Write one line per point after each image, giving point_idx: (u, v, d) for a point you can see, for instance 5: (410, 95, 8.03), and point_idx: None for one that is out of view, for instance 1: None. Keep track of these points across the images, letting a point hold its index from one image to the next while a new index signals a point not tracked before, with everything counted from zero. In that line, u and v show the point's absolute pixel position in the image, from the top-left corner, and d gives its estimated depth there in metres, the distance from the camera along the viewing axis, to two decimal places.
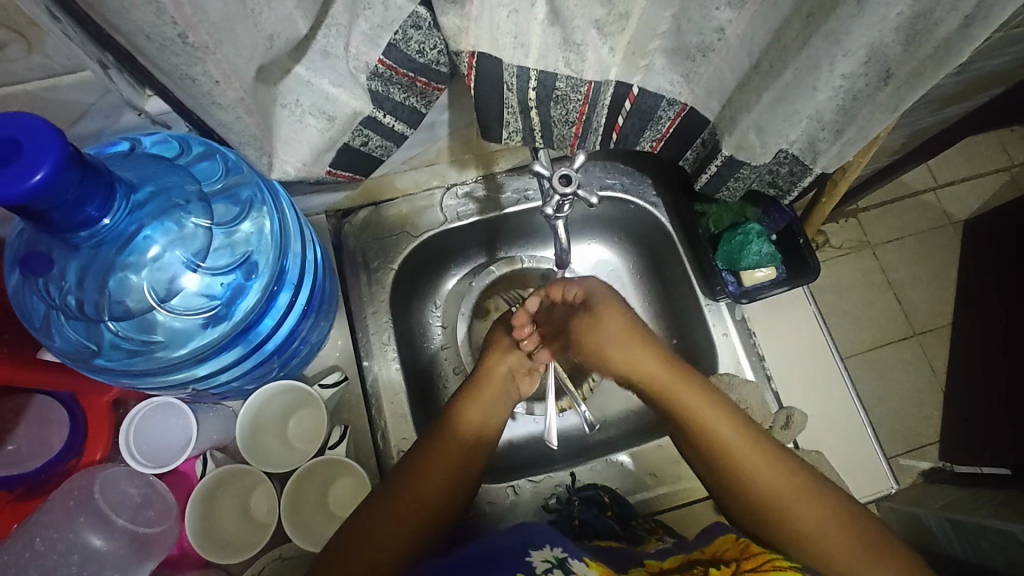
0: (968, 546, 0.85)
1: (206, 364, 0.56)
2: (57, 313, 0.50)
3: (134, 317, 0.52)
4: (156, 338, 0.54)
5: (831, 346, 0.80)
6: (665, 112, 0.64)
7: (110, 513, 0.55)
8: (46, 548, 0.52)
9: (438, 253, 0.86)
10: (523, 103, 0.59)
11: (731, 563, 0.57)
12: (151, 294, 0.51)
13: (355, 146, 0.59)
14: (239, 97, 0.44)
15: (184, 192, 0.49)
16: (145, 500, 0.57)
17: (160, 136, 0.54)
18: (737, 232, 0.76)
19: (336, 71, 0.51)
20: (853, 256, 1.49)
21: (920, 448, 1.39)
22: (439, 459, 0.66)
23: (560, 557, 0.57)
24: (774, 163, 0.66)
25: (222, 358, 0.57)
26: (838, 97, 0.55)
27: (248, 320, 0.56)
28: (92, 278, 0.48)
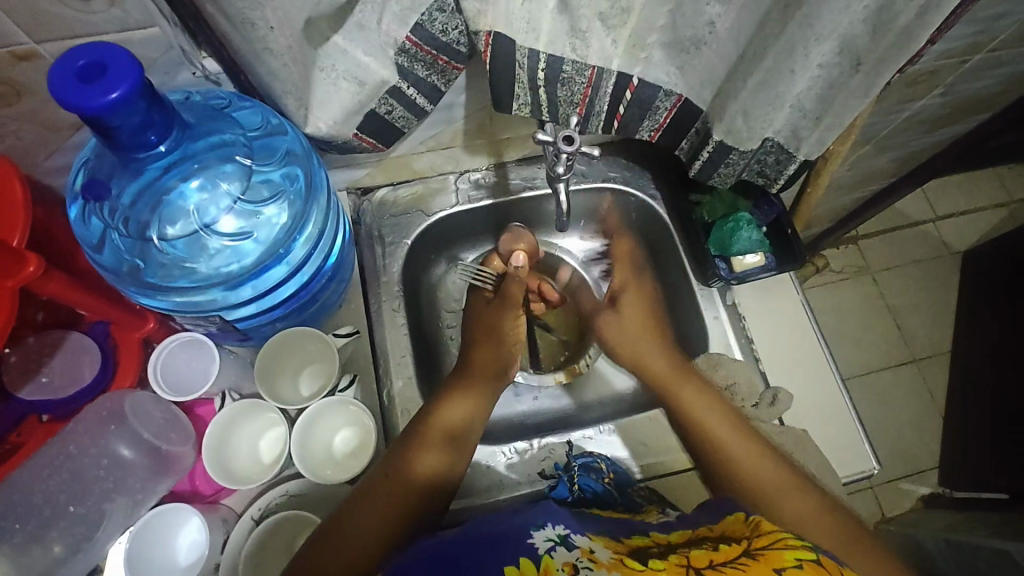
0: None
1: (235, 294, 0.64)
2: (113, 232, 0.59)
3: (173, 242, 0.61)
4: (189, 264, 0.62)
5: (817, 333, 0.83)
6: (663, 103, 0.71)
7: (138, 429, 0.63)
8: (78, 452, 0.62)
9: (448, 235, 0.92)
10: (533, 83, 0.66)
11: (744, 541, 0.54)
12: (192, 219, 0.61)
13: (381, 114, 0.65)
14: (286, 46, 0.51)
15: (230, 147, 0.61)
16: (169, 422, 0.65)
17: (211, 94, 0.61)
18: (728, 220, 0.82)
19: (370, 42, 0.58)
20: (854, 281, 1.52)
21: (920, 472, 1.39)
22: (387, 485, 0.65)
23: (563, 534, 0.55)
24: (761, 152, 0.72)
25: (249, 288, 0.64)
26: (815, 84, 0.61)
27: (271, 254, 0.64)
28: (145, 199, 0.59)
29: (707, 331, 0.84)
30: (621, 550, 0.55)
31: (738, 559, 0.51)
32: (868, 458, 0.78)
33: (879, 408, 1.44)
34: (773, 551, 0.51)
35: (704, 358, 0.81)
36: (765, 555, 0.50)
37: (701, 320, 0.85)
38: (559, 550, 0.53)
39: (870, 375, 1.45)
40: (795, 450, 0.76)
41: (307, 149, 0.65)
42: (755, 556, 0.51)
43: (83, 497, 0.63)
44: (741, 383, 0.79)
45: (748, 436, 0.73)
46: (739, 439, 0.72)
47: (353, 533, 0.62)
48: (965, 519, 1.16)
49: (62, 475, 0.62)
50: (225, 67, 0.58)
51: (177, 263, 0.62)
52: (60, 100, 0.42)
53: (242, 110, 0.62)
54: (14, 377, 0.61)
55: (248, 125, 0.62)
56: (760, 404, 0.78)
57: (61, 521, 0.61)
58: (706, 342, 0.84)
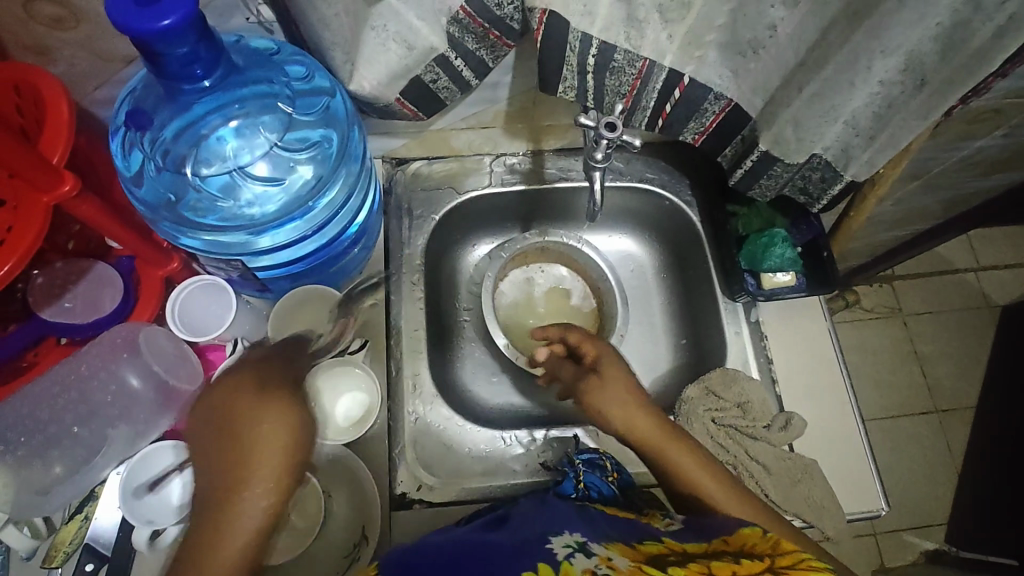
0: None
1: (261, 241, 0.65)
2: (150, 164, 0.60)
3: (206, 182, 0.62)
4: (219, 205, 0.63)
5: (839, 362, 0.81)
6: (712, 106, 0.69)
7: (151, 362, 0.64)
8: (88, 374, 0.64)
9: (477, 216, 0.91)
10: (581, 67, 0.64)
11: (765, 559, 0.52)
12: (227, 162, 0.62)
13: (425, 82, 0.65)
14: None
15: (275, 98, 0.61)
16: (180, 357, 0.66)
17: (264, 41, 0.63)
18: (762, 235, 0.79)
19: (424, 7, 0.57)
20: (884, 321, 1.47)
21: (928, 526, 1.33)
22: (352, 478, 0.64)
23: (580, 541, 0.54)
24: (807, 167, 0.70)
25: (274, 237, 0.65)
26: (873, 101, 0.59)
27: (298, 209, 0.64)
28: (185, 136, 0.60)
29: (726, 346, 0.82)
30: (639, 560, 0.53)
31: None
32: (877, 498, 0.75)
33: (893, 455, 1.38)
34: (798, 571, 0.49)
35: (720, 371, 0.78)
36: None
37: (722, 334, 0.83)
38: (578, 557, 0.51)
39: (892, 421, 1.39)
40: (802, 479, 0.73)
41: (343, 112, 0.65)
42: (781, 574, 0.49)
43: (89, 420, 0.64)
44: (754, 403, 0.76)
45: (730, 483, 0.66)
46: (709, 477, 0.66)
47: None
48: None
49: (70, 394, 0.63)
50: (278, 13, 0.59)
51: (207, 203, 0.63)
52: (116, 20, 0.42)
53: (292, 63, 0.62)
54: (39, 299, 0.62)
55: (295, 78, 0.62)
56: (772, 426, 0.76)
57: (65, 440, 0.63)
58: (723, 356, 0.82)
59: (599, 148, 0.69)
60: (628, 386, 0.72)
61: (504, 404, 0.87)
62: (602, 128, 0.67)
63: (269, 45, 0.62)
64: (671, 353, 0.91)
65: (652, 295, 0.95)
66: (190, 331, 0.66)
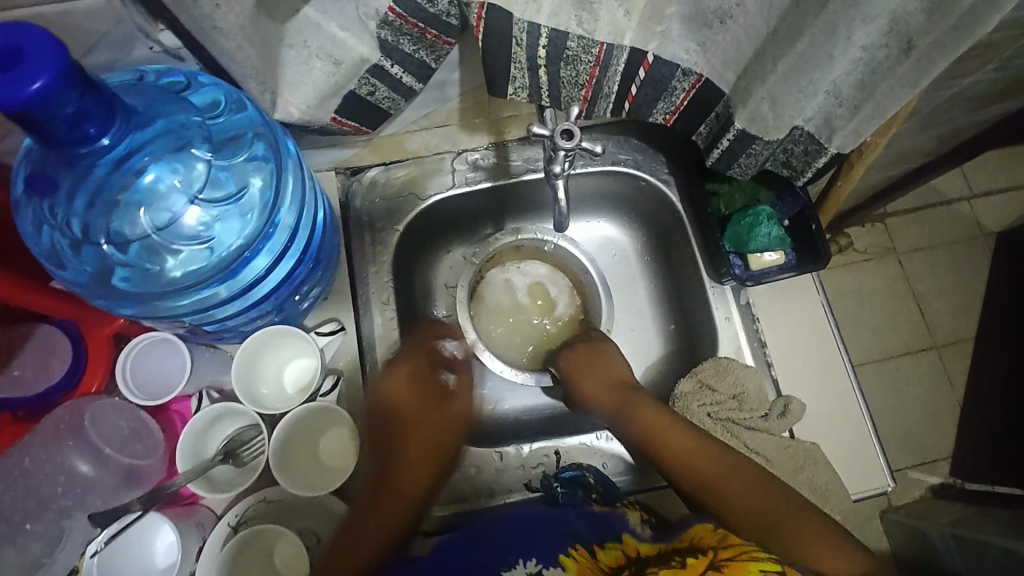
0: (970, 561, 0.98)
1: (227, 285, 0.59)
2: (61, 235, 0.54)
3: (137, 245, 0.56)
4: (160, 264, 0.57)
5: (835, 337, 0.77)
6: (680, 84, 0.63)
7: (101, 444, 0.60)
8: (35, 467, 0.58)
9: (444, 219, 0.86)
10: (531, 61, 0.58)
11: (709, 552, 0.59)
12: (149, 219, 0.56)
13: (362, 96, 0.59)
14: (238, 25, 0.45)
15: (187, 132, 0.55)
16: (134, 433, 0.61)
17: (170, 70, 0.56)
18: (747, 214, 0.75)
19: (346, 15, 0.51)
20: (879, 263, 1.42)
21: (932, 462, 1.31)
22: (405, 465, 0.70)
23: (534, 572, 0.59)
24: (789, 140, 0.64)
25: (240, 278, 0.60)
26: (856, 69, 0.53)
27: (242, 256, 0.59)
28: (99, 201, 0.53)
29: (717, 333, 0.79)
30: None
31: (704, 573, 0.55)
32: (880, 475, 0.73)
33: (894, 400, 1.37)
34: (740, 561, 0.56)
35: (712, 362, 0.75)
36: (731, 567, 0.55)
37: (711, 321, 0.80)
38: None
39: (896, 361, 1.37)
40: (805, 466, 0.71)
41: (276, 135, 0.59)
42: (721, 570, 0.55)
43: (40, 514, 0.58)
44: (750, 393, 0.73)
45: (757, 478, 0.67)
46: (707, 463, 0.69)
47: None
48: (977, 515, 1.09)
49: (18, 490, 0.58)
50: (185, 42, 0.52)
51: (152, 260, 0.57)
52: None
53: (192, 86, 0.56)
54: None
55: (210, 110, 0.57)
56: (770, 414, 0.73)
57: None
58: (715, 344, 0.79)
59: (556, 160, 0.62)
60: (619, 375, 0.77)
61: (495, 413, 0.83)
62: (558, 136, 0.60)
63: (156, 74, 0.55)
64: (661, 340, 0.88)
65: (637, 281, 0.90)
66: (144, 393, 0.61)
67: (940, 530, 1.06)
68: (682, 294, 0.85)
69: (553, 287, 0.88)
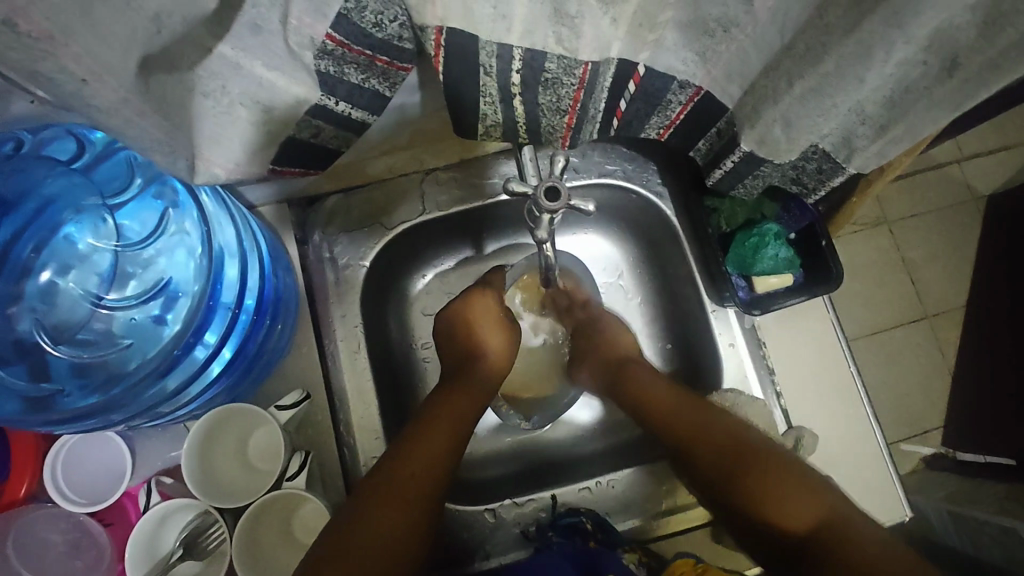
0: (965, 538, 0.90)
1: (174, 376, 0.56)
2: None
3: (77, 333, 0.54)
4: (111, 339, 0.55)
5: (848, 359, 0.71)
6: (675, 97, 0.53)
7: (32, 563, 0.54)
8: None
9: (416, 245, 0.77)
10: (504, 93, 0.49)
11: None
12: (60, 323, 0.53)
13: (304, 138, 0.49)
14: (120, 95, 0.36)
15: (77, 198, 0.53)
16: (73, 547, 0.54)
17: (52, 134, 0.51)
18: (752, 233, 0.68)
19: (271, 51, 0.40)
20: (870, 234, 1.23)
21: (924, 433, 1.19)
22: (415, 452, 0.61)
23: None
24: (800, 159, 0.56)
25: (180, 370, 0.56)
26: (886, 87, 0.45)
27: (185, 337, 0.56)
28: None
29: (721, 361, 0.73)
30: None
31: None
32: (897, 503, 0.68)
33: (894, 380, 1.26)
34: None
35: (716, 398, 0.70)
36: None
37: (714, 346, 0.73)
38: None
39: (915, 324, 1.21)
40: None
41: (186, 194, 0.56)
42: None
43: None
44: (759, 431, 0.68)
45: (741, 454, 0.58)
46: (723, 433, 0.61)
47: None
48: (972, 487, 1.01)
49: None
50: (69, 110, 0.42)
51: (86, 362, 0.54)
52: None
53: (53, 141, 0.52)
54: None
55: (107, 184, 0.54)
56: None
57: None
58: (719, 371, 0.73)
59: (541, 224, 0.54)
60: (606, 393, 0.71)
61: (485, 455, 0.77)
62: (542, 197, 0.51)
63: (34, 140, 0.51)
64: (659, 362, 0.81)
65: (630, 298, 0.83)
66: (80, 495, 0.55)
67: (937, 508, 0.95)
68: (681, 314, 0.79)
69: (547, 312, 0.79)
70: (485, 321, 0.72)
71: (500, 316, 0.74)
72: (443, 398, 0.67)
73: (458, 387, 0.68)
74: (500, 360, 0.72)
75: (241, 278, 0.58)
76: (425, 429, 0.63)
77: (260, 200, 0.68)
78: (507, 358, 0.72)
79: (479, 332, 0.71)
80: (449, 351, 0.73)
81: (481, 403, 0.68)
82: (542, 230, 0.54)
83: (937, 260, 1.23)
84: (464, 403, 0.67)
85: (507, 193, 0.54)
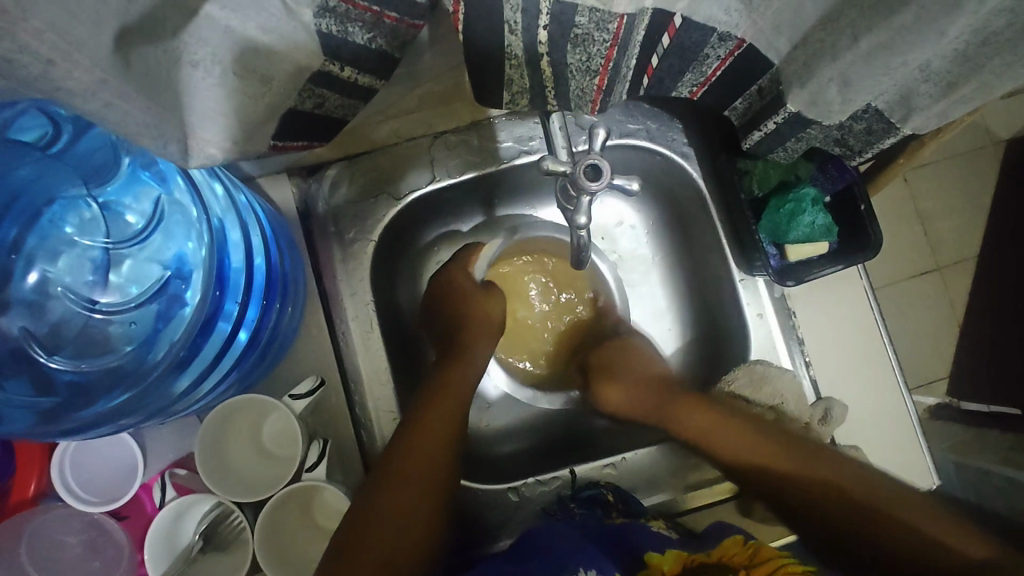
0: (969, 488, 0.87)
1: (187, 371, 0.53)
2: None
3: (68, 341, 0.51)
4: (112, 342, 0.52)
5: (882, 331, 0.69)
6: (713, 51, 0.46)
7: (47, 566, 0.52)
8: None
9: (425, 215, 0.72)
10: (530, 54, 0.43)
11: (746, 574, 0.55)
12: (56, 325, 0.51)
13: (307, 109, 0.44)
14: (96, 77, 0.33)
15: (56, 186, 0.50)
16: (89, 545, 0.52)
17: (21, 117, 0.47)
18: (788, 199, 0.64)
19: (266, 11, 0.34)
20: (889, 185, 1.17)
21: (931, 383, 1.16)
22: (447, 390, 0.64)
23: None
24: (850, 119, 0.51)
25: (199, 359, 0.54)
26: (963, 40, 0.40)
27: (203, 314, 0.53)
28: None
29: (748, 332, 0.70)
30: None
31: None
32: (927, 472, 0.67)
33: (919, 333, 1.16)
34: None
35: (744, 370, 0.68)
36: None
37: (741, 317, 0.70)
38: None
39: (932, 281, 1.16)
40: None
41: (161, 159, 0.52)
42: None
43: None
44: (789, 404, 0.66)
45: (828, 463, 0.60)
46: (747, 444, 0.64)
47: (387, 521, 0.55)
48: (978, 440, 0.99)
49: None
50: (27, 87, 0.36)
51: (90, 366, 0.51)
52: None
53: (15, 122, 0.47)
54: None
55: (86, 166, 0.51)
56: (812, 424, 0.66)
57: None
58: (746, 342, 0.70)
59: (581, 208, 0.50)
60: (636, 360, 0.73)
61: (504, 430, 0.75)
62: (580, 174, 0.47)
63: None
64: (680, 330, 0.78)
65: (650, 266, 0.79)
66: (92, 494, 0.53)
67: (944, 459, 0.93)
68: (705, 280, 0.75)
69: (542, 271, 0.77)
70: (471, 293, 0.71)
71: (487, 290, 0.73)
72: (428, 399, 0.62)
73: (449, 370, 0.66)
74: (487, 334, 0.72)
75: (246, 240, 0.55)
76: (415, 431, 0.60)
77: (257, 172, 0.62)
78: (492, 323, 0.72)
79: (462, 304, 0.71)
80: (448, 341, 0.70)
81: (472, 376, 0.67)
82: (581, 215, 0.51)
83: (960, 214, 1.17)
84: (459, 379, 0.66)
85: (542, 172, 0.50)
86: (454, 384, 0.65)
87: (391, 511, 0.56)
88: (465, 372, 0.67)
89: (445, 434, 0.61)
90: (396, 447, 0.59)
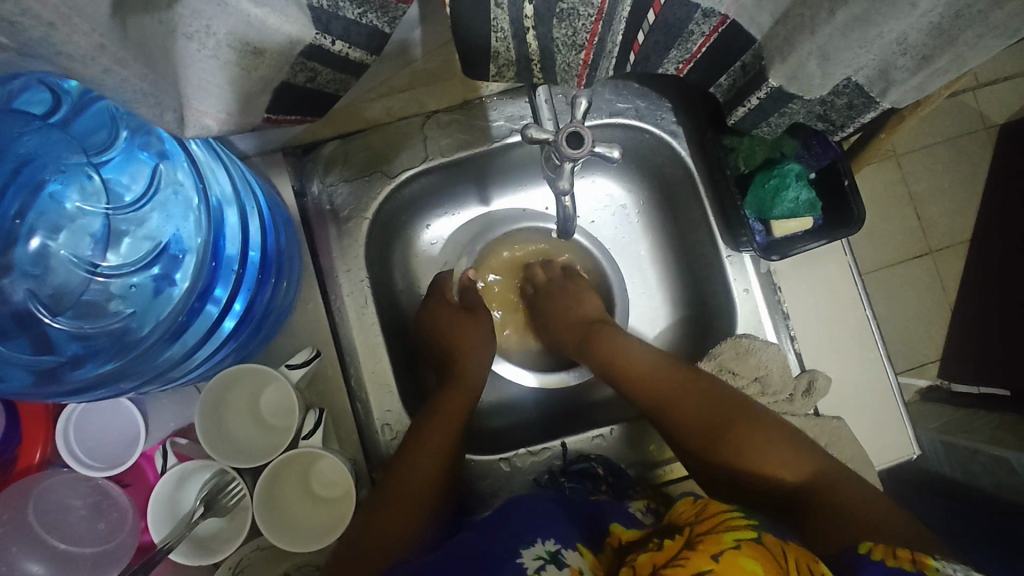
0: (957, 467, 0.87)
1: (179, 344, 0.55)
2: None
3: (69, 305, 0.53)
4: (110, 308, 0.54)
5: (865, 306, 0.70)
6: (697, 28, 0.47)
7: (53, 528, 0.53)
8: None
9: (418, 195, 0.73)
10: (516, 27, 0.44)
11: (685, 530, 0.52)
12: (54, 291, 0.52)
13: (299, 84, 0.44)
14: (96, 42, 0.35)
15: (58, 154, 0.51)
16: (93, 510, 0.54)
17: (29, 88, 0.48)
18: (772, 175, 0.65)
19: None
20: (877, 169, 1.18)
21: (921, 365, 1.17)
22: (450, 409, 0.66)
23: (552, 550, 0.54)
24: (831, 93, 0.52)
25: (191, 331, 0.55)
26: (936, 12, 0.42)
27: (195, 291, 0.55)
28: None
29: (735, 307, 0.72)
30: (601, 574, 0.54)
31: (680, 552, 0.49)
32: (907, 442, 0.69)
33: (908, 315, 1.17)
34: (714, 534, 0.50)
35: (731, 343, 0.69)
36: (704, 542, 0.49)
37: (728, 292, 0.72)
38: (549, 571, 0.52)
39: (920, 262, 1.17)
40: (829, 447, 0.66)
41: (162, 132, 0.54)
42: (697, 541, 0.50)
43: None
44: (773, 374, 0.68)
45: (711, 402, 0.63)
46: (663, 383, 0.66)
47: (382, 534, 0.57)
48: (965, 418, 1.00)
49: None
50: (27, 56, 0.37)
51: (91, 331, 0.53)
52: None
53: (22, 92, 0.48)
54: None
55: (89, 139, 0.52)
56: (794, 395, 0.68)
57: None
58: (733, 317, 0.72)
59: (564, 174, 0.51)
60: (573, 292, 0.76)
61: (497, 404, 0.77)
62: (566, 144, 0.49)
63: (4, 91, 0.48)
64: (669, 307, 0.80)
65: (640, 244, 0.81)
66: (95, 461, 0.56)
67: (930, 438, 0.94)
68: (694, 258, 0.76)
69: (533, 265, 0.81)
70: (459, 321, 0.72)
71: (471, 311, 0.75)
72: (422, 430, 0.63)
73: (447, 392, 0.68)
74: (482, 351, 0.74)
75: (242, 219, 0.56)
76: (409, 459, 0.61)
77: (253, 150, 0.63)
78: (483, 334, 0.74)
79: (456, 331, 0.72)
80: (439, 319, 0.72)
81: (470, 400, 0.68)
82: (564, 181, 0.52)
83: (949, 197, 1.18)
84: (455, 402, 0.67)
85: (526, 141, 0.51)
86: (454, 402, 0.67)
87: (375, 531, 0.57)
88: (461, 400, 0.67)
89: (452, 452, 0.63)
90: (392, 469, 0.61)
